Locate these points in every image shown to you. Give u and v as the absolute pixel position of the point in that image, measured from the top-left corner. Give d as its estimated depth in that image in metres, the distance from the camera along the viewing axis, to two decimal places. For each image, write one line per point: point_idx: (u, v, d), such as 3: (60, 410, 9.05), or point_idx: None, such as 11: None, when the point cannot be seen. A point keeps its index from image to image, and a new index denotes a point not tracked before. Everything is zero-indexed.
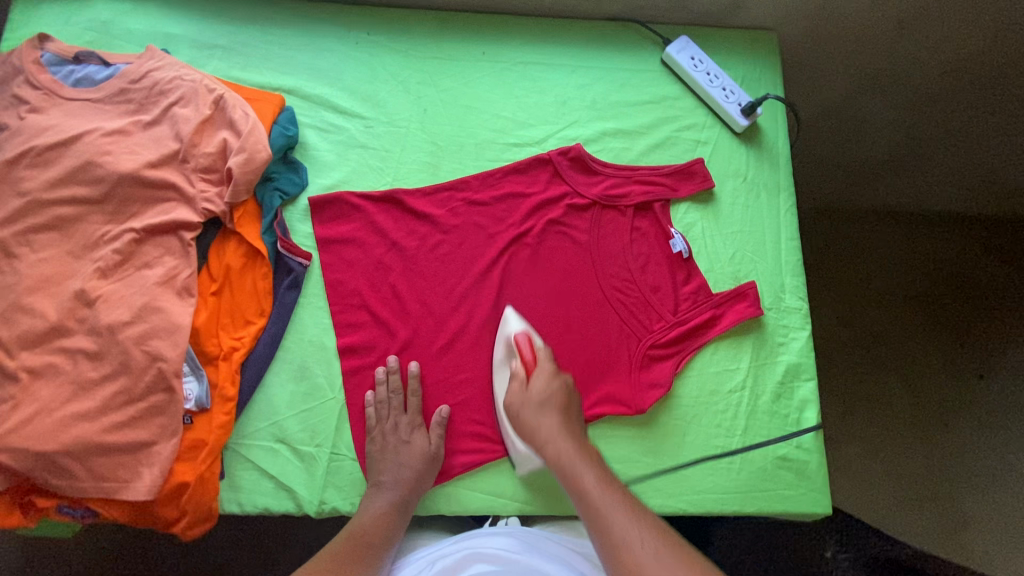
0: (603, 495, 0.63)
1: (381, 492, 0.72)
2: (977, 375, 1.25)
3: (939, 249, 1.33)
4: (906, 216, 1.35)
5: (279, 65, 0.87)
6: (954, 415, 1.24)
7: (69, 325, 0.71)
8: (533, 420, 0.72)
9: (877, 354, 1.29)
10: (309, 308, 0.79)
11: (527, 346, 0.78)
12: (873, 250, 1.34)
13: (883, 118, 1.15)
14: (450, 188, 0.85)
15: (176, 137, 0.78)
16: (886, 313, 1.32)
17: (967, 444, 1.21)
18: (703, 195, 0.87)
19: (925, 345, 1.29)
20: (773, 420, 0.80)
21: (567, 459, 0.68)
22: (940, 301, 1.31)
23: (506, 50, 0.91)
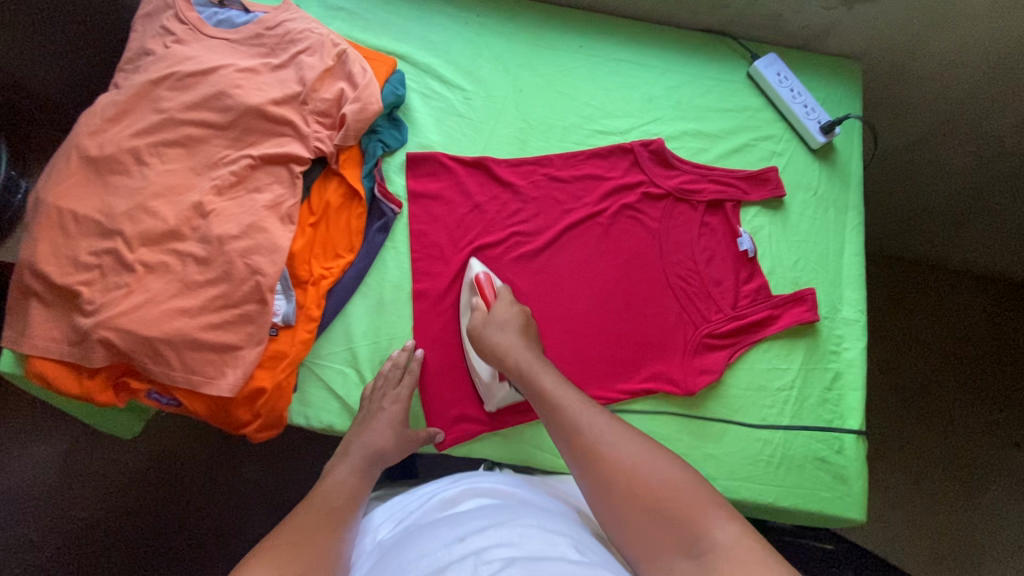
0: (558, 394, 0.66)
1: (346, 465, 0.73)
2: (1013, 444, 1.25)
3: (987, 311, 1.34)
4: (957, 275, 1.37)
5: (395, 32, 0.95)
6: (988, 476, 1.23)
7: (184, 231, 0.78)
8: (493, 336, 0.75)
9: (919, 407, 1.28)
10: (393, 252, 0.85)
11: (487, 284, 0.81)
12: (919, 302, 1.35)
13: (956, 170, 1.14)
14: (535, 163, 0.90)
15: (299, 81, 0.85)
16: (930, 367, 1.31)
17: (997, 509, 1.20)
18: (774, 202, 0.90)
19: (965, 405, 1.28)
20: (817, 423, 0.82)
21: (528, 370, 0.71)
22: (982, 361, 1.31)
23: (603, 46, 0.97)
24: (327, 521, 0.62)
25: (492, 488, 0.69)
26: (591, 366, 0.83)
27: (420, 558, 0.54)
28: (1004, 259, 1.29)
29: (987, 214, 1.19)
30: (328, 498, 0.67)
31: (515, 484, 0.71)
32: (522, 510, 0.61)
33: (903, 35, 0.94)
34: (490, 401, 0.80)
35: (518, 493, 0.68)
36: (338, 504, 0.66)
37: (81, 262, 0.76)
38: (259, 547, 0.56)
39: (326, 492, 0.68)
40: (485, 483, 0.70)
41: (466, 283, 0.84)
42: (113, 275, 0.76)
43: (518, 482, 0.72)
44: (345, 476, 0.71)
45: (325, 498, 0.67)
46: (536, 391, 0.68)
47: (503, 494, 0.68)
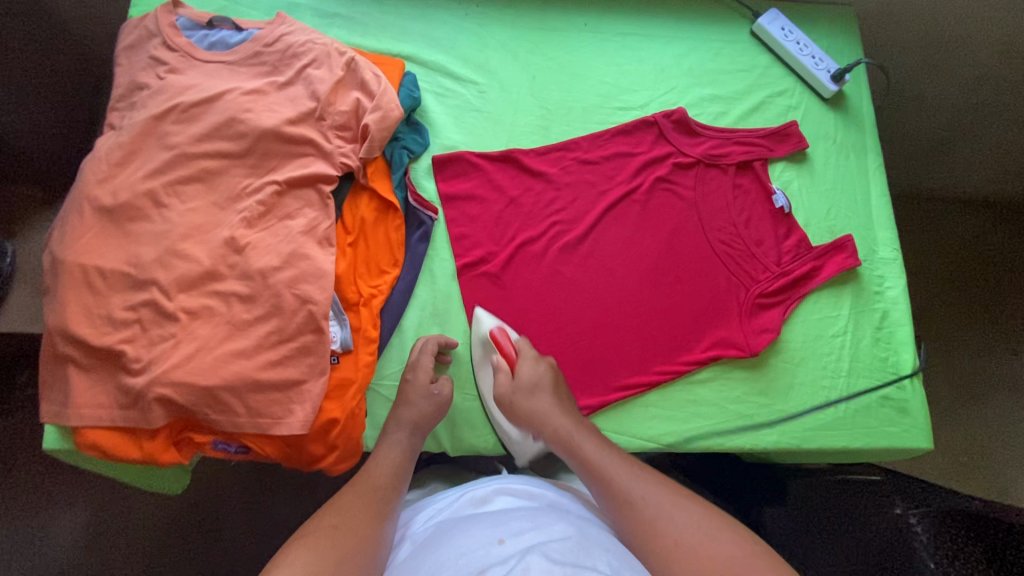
0: (604, 459, 0.65)
1: (391, 440, 0.70)
2: (1011, 352, 1.26)
3: (989, 234, 1.34)
4: (958, 202, 1.36)
5: (397, 33, 0.91)
6: (992, 389, 1.24)
7: (221, 270, 0.74)
8: (527, 406, 0.72)
9: (924, 329, 1.30)
10: (437, 259, 0.83)
11: (504, 339, 0.78)
12: (910, 234, 1.36)
13: (936, 97, 1.19)
14: (561, 148, 0.89)
15: (311, 96, 0.82)
16: (927, 293, 1.32)
17: (1009, 416, 1.22)
18: (798, 156, 0.92)
19: (966, 327, 1.29)
20: (874, 363, 0.84)
21: (564, 433, 0.69)
22: (982, 279, 1.32)
23: (607, 23, 0.96)
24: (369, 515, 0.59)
25: (524, 490, 0.67)
26: (651, 344, 0.83)
27: (457, 555, 0.52)
28: (987, 177, 1.30)
29: (971, 138, 1.23)
30: (372, 473, 0.66)
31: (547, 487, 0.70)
32: (558, 513, 0.60)
33: None
34: (523, 459, 0.77)
35: (555, 496, 0.67)
36: (380, 489, 0.64)
37: (117, 319, 0.71)
38: (298, 536, 0.55)
39: (373, 473, 0.66)
40: (522, 482, 0.69)
41: (477, 340, 0.80)
42: (155, 328, 0.71)
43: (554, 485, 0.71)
44: (387, 453, 0.69)
45: (368, 483, 0.64)
46: (577, 457, 0.66)
47: (537, 496, 0.66)
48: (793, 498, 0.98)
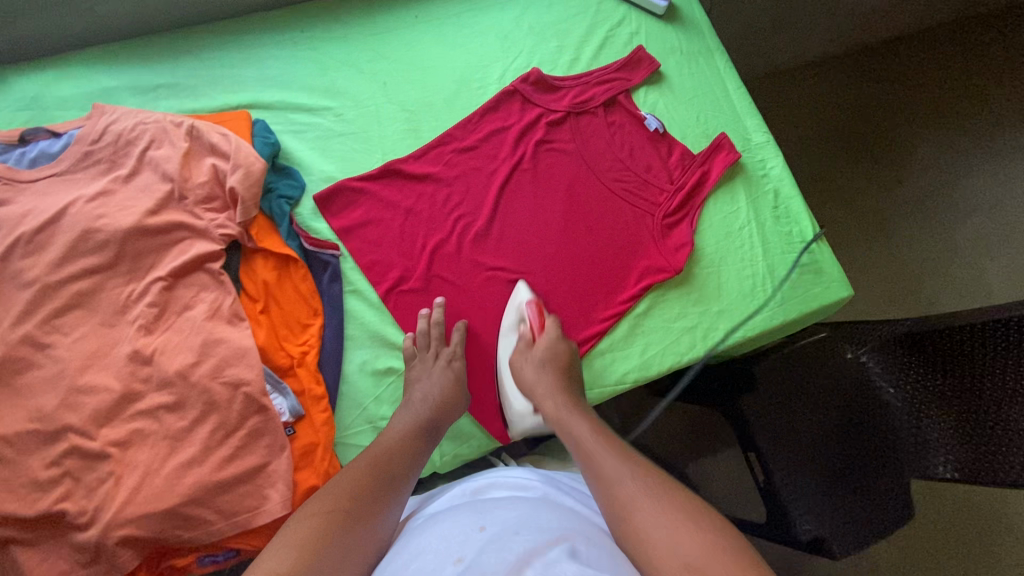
0: (595, 444, 0.65)
1: (408, 408, 0.72)
2: (896, 179, 1.44)
3: (839, 84, 1.49)
4: (803, 70, 1.51)
5: (230, 85, 0.86)
6: (899, 216, 1.42)
7: (138, 388, 0.70)
8: (531, 378, 0.76)
9: (824, 189, 1.44)
10: (355, 294, 0.80)
11: (538, 316, 0.81)
12: (786, 106, 1.48)
13: None
14: (437, 144, 0.88)
15: (163, 178, 0.76)
16: (818, 155, 1.45)
17: (919, 230, 1.40)
18: (655, 77, 0.96)
19: (859, 170, 1.45)
20: (782, 238, 0.91)
21: (563, 412, 0.71)
22: (859, 122, 1.47)
23: (436, 7, 0.95)
24: (371, 499, 0.58)
25: (517, 483, 0.70)
26: (589, 296, 0.86)
27: (439, 544, 0.55)
28: (827, 36, 1.44)
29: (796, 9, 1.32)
30: (391, 443, 0.66)
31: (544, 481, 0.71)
32: (546, 510, 0.62)
33: None
34: (516, 428, 0.80)
35: (546, 489, 0.69)
36: (390, 471, 0.62)
37: (43, 480, 0.65)
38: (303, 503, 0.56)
39: (385, 449, 0.65)
40: (516, 477, 0.72)
41: (512, 308, 0.83)
42: (89, 472, 0.66)
43: (550, 478, 0.73)
44: (404, 423, 0.70)
45: (385, 461, 0.63)
46: (574, 441, 0.67)
47: (529, 489, 0.69)
48: (766, 387, 1.00)
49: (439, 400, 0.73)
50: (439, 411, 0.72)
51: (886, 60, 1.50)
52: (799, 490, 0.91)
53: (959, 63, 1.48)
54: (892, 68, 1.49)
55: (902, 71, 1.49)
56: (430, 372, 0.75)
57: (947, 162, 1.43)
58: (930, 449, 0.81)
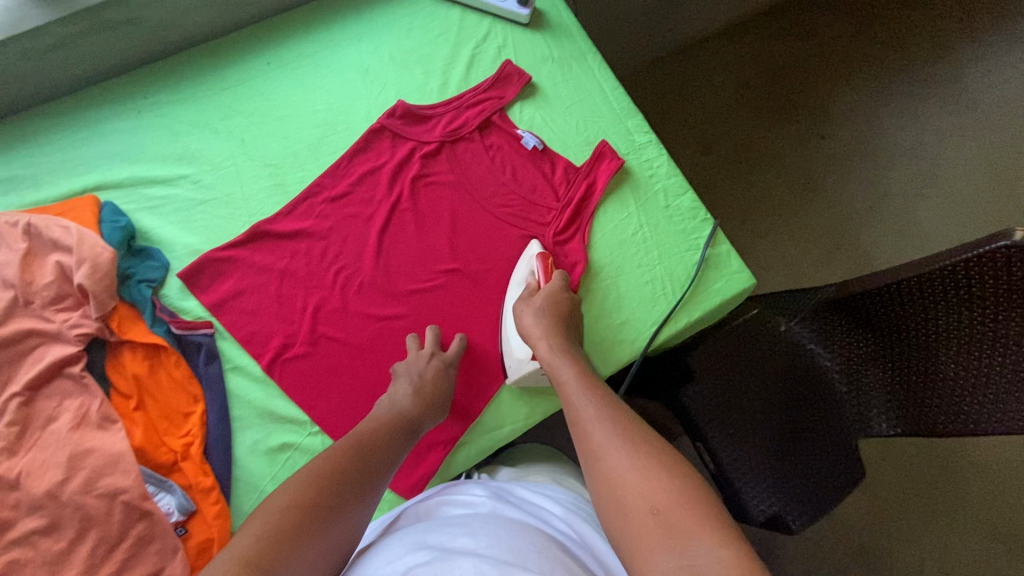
0: (581, 386, 0.67)
1: (395, 399, 0.73)
2: (819, 136, 1.52)
3: (740, 55, 1.55)
4: (706, 43, 1.56)
5: (74, 169, 0.81)
6: (820, 174, 1.50)
7: (6, 517, 0.65)
8: (529, 323, 0.75)
9: (742, 161, 1.51)
10: (236, 371, 0.76)
11: (547, 266, 0.81)
12: (704, 77, 1.54)
13: None
14: (307, 197, 0.84)
15: (5, 286, 0.71)
16: (739, 122, 1.52)
17: (840, 186, 1.50)
18: (528, 90, 0.92)
19: (783, 130, 1.52)
20: (679, 237, 0.88)
21: (552, 359, 0.71)
22: (785, 79, 1.55)
23: (288, 50, 0.90)
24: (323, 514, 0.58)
25: (465, 501, 0.70)
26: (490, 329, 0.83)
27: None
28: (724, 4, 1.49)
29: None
30: (365, 443, 0.67)
31: (494, 493, 0.71)
32: (495, 520, 0.62)
33: None
34: (512, 372, 0.78)
35: (494, 502, 0.68)
36: (345, 484, 0.62)
37: None
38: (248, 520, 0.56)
39: (344, 456, 0.64)
40: (467, 492, 0.71)
41: (525, 263, 0.83)
42: None
43: (498, 491, 0.72)
44: (388, 416, 0.71)
45: (341, 472, 0.62)
46: (558, 380, 0.69)
47: (477, 506, 0.68)
48: (699, 370, 0.95)
49: (426, 397, 0.73)
50: (422, 408, 0.72)
51: (783, 25, 1.57)
52: (757, 480, 0.88)
53: (869, 15, 1.58)
54: (802, 28, 1.57)
55: (814, 32, 1.57)
56: (420, 365, 0.75)
57: (865, 114, 1.53)
58: (874, 408, 0.82)
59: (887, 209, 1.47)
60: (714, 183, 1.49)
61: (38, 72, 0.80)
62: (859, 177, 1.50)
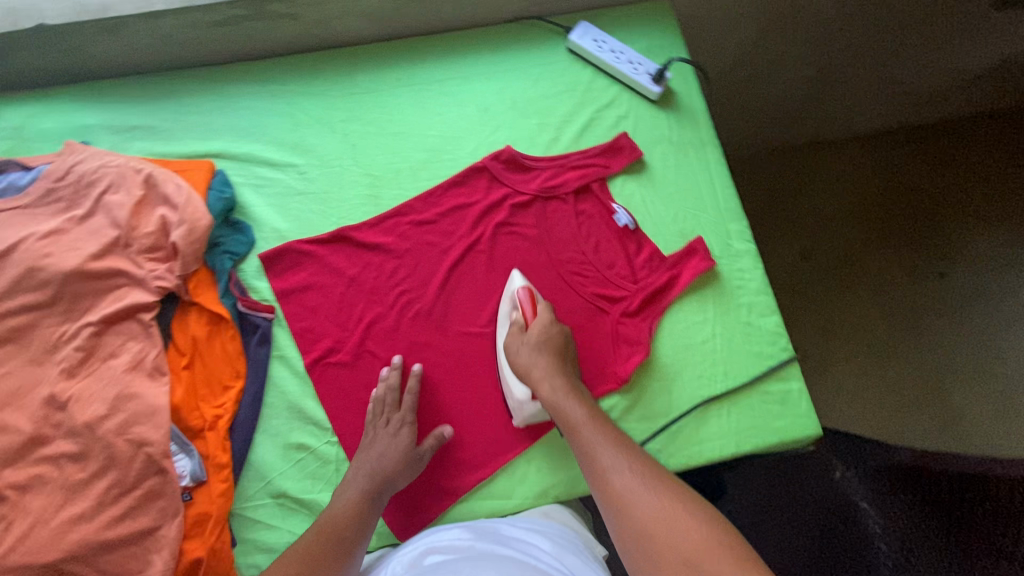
0: (589, 428, 0.68)
1: (355, 483, 0.71)
2: (937, 274, 1.35)
3: (869, 168, 1.44)
4: (836, 144, 1.46)
5: (202, 132, 0.88)
6: (927, 316, 1.32)
7: (47, 433, 0.71)
8: (527, 359, 0.75)
9: (840, 277, 1.38)
10: (282, 360, 0.80)
11: (529, 301, 0.79)
12: (824, 182, 1.44)
13: (791, 56, 1.22)
14: (395, 214, 0.87)
15: (113, 224, 0.77)
16: (850, 236, 1.40)
17: (949, 336, 1.30)
18: (636, 165, 0.90)
19: (898, 256, 1.38)
20: (751, 359, 0.83)
21: (556, 394, 0.72)
22: (917, 204, 1.40)
23: (420, 71, 0.93)
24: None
25: (447, 542, 0.65)
26: None
27: None
28: (868, 111, 1.39)
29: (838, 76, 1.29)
30: (336, 527, 0.67)
31: (476, 534, 0.67)
32: (482, 560, 0.58)
33: None
34: (518, 414, 0.77)
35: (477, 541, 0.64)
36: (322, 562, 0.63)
37: None
38: None
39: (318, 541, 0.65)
40: (446, 536, 0.67)
41: (510, 297, 0.82)
42: None
43: (483, 531, 0.68)
44: (350, 497, 0.70)
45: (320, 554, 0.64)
46: (568, 422, 0.70)
47: (461, 546, 0.64)
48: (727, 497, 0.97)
49: (381, 475, 0.71)
50: (382, 485, 0.71)
51: (930, 146, 1.43)
52: None
53: None
54: (953, 156, 1.41)
55: (965, 161, 1.41)
56: (378, 441, 0.74)
57: (1008, 260, 1.31)
58: None
59: (1006, 377, 1.24)
60: (801, 290, 1.38)
61: (201, 40, 0.87)
62: (978, 329, 1.29)
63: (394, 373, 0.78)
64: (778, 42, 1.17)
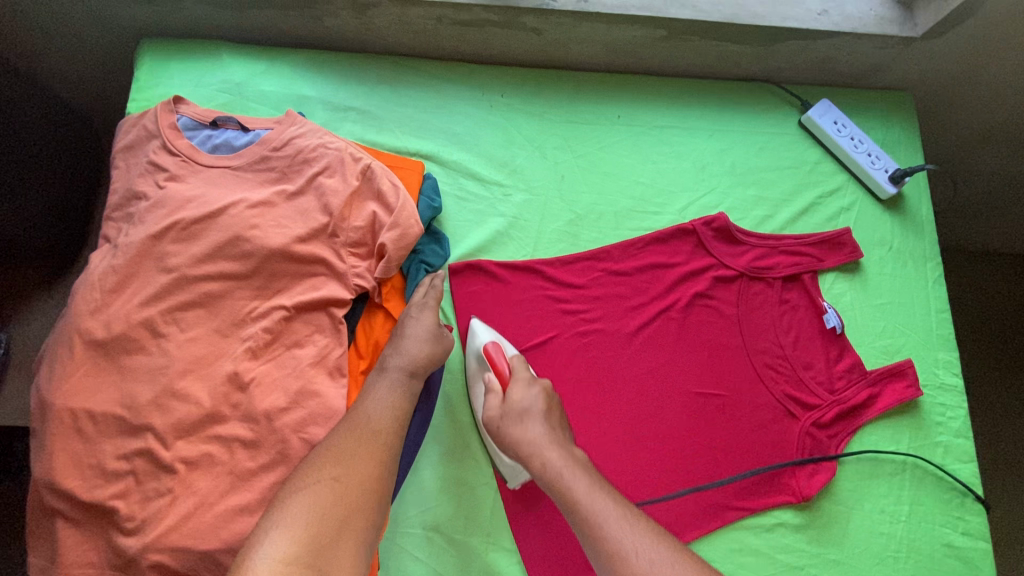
0: (595, 504, 0.58)
1: (386, 381, 0.67)
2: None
3: None
4: None
5: (415, 129, 0.84)
6: None
7: (223, 412, 0.68)
8: (515, 433, 0.66)
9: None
10: (455, 386, 0.77)
11: (498, 355, 0.72)
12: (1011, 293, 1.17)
13: (993, 168, 1.03)
14: (591, 257, 0.82)
15: (324, 210, 0.74)
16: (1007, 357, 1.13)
17: None
18: (851, 265, 0.84)
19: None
20: (938, 505, 0.77)
21: (558, 471, 0.62)
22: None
23: (642, 113, 0.89)
24: (346, 531, 0.53)
25: None
26: (698, 490, 0.74)
27: None
28: None
29: None
30: (370, 423, 0.62)
31: None
32: None
33: (955, 68, 0.87)
34: (512, 478, 0.72)
35: None
36: (370, 485, 0.58)
37: (110, 470, 0.65)
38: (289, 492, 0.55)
39: (360, 451, 0.59)
40: None
41: (472, 353, 0.76)
42: (151, 480, 0.65)
43: None
44: (385, 393, 0.66)
45: (362, 474, 0.58)
46: (550, 480, 0.62)
47: None
48: None
49: (416, 368, 0.69)
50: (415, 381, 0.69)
51: None
52: None
53: None
54: None
55: None
56: (414, 330, 0.71)
57: None
58: None
59: None
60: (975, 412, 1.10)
61: (436, 35, 0.84)
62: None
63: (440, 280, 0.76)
64: (994, 148, 0.99)
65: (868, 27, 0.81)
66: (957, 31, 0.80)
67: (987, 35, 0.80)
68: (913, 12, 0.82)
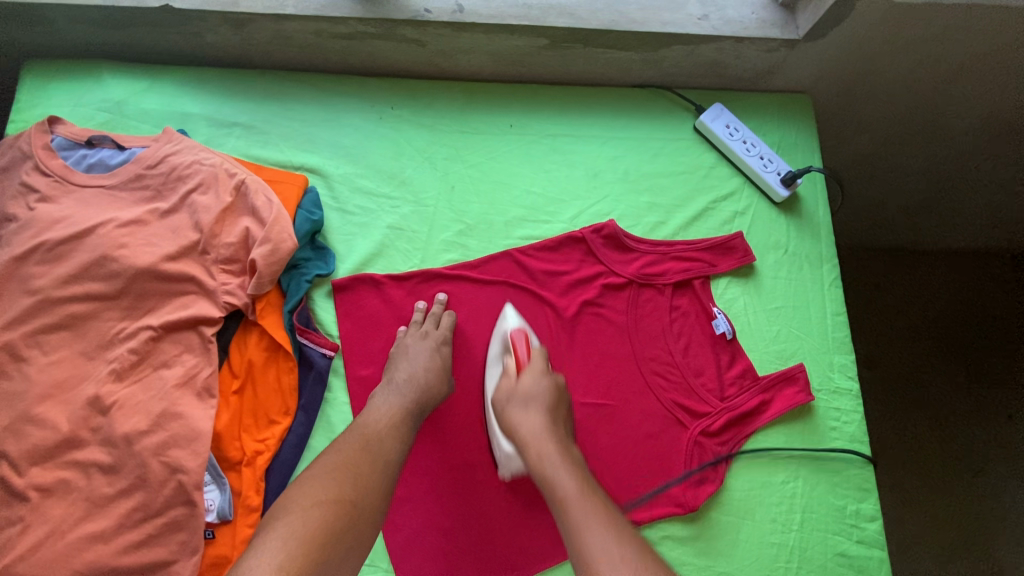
0: (581, 504, 0.57)
1: (390, 391, 0.69)
2: (996, 416, 1.08)
3: (993, 282, 1.16)
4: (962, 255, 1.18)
5: (300, 143, 0.83)
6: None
7: (83, 437, 0.67)
8: (515, 417, 0.67)
9: (942, 393, 1.10)
10: (335, 404, 0.74)
11: (521, 342, 0.73)
12: (937, 288, 1.16)
13: (913, 165, 1.03)
14: (479, 268, 0.81)
15: (195, 227, 0.74)
16: (907, 353, 1.13)
17: None
18: (744, 270, 0.83)
19: (940, 386, 1.11)
20: (830, 513, 0.75)
21: (549, 468, 0.62)
22: (933, 340, 1.14)
23: (535, 122, 0.88)
24: (346, 551, 0.55)
25: None
26: None
27: None
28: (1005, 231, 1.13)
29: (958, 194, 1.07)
30: (373, 434, 0.63)
31: None
32: None
33: (845, 73, 0.87)
34: (502, 467, 0.71)
35: None
36: (373, 500, 0.58)
37: None
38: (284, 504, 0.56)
39: (362, 469, 0.60)
40: None
41: (500, 336, 0.76)
42: (3, 509, 0.63)
43: None
44: (389, 406, 0.67)
45: (366, 489, 0.58)
46: (554, 496, 0.60)
47: None
48: None
49: (418, 382, 0.70)
50: (424, 395, 0.69)
51: None
52: None
53: None
54: None
55: None
56: (415, 350, 0.73)
57: None
58: None
59: None
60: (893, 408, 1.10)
61: (320, 49, 0.84)
62: (1017, 488, 1.04)
63: (439, 304, 0.78)
64: (906, 145, 0.99)
65: (749, 30, 0.80)
66: (839, 32, 0.79)
67: (870, 37, 0.80)
68: (795, 14, 0.82)
